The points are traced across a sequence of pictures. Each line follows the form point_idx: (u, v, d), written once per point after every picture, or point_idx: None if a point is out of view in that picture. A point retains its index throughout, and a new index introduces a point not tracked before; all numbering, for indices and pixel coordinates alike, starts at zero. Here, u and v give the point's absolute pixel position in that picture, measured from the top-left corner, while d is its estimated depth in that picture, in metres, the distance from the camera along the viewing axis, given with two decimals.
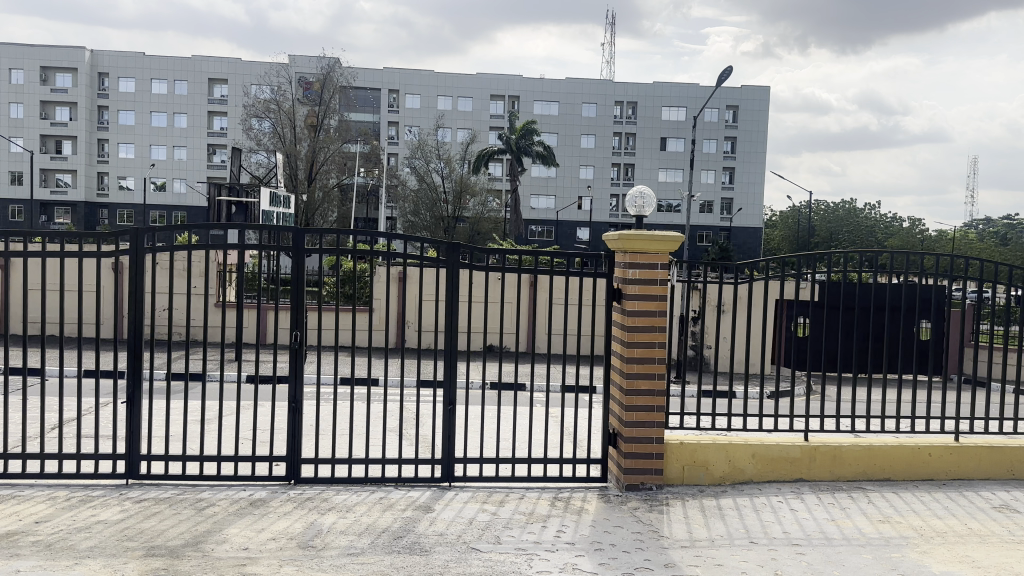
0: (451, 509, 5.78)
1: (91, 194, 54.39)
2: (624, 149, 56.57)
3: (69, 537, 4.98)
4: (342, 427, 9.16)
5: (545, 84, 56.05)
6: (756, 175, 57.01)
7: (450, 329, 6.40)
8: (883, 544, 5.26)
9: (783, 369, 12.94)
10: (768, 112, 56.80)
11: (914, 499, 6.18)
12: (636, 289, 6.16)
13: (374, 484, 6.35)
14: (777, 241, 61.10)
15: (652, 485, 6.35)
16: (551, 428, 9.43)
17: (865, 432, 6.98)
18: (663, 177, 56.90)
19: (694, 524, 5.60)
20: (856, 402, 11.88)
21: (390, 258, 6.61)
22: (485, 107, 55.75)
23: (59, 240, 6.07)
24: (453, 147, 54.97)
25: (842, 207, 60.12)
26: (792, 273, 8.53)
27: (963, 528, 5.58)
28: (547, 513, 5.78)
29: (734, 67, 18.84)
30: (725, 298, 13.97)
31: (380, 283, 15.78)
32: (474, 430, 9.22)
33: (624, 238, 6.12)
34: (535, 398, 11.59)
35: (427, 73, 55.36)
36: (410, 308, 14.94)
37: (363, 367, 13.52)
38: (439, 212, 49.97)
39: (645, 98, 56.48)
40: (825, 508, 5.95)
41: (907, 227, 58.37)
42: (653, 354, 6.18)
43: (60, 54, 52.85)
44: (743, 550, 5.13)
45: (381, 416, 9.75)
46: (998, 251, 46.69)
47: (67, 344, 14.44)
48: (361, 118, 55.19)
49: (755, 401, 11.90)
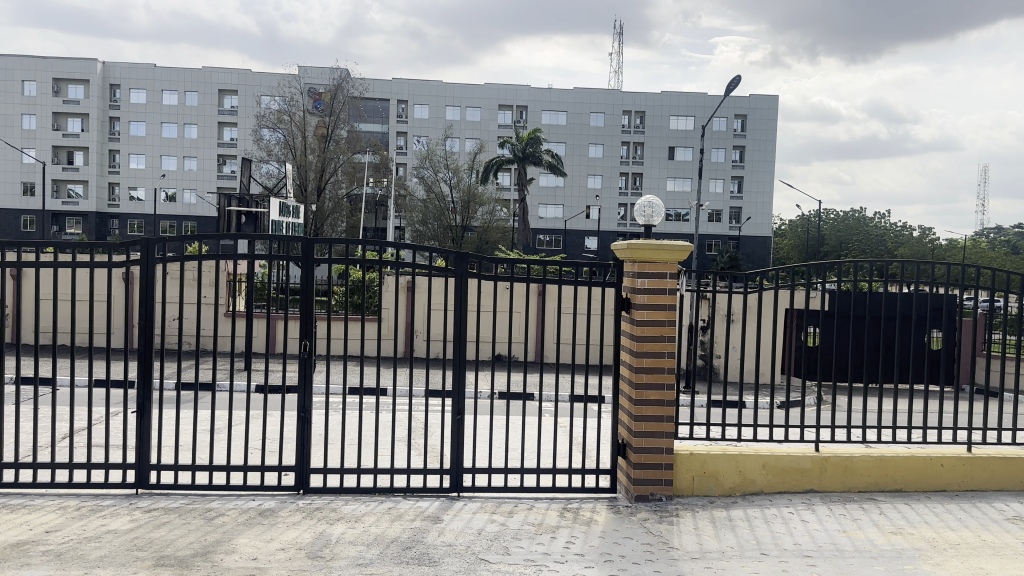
0: (460, 520, 5.75)
1: (103, 204, 54.68)
2: (632, 158, 56.65)
3: (78, 546, 4.98)
4: (349, 437, 9.16)
5: (553, 94, 56.31)
6: (765, 185, 56.91)
7: (459, 339, 6.34)
8: (894, 556, 5.21)
9: (793, 380, 12.99)
10: (776, 121, 56.80)
11: (927, 511, 6.11)
12: (645, 299, 6.13)
13: (382, 495, 6.33)
14: (786, 249, 60.77)
15: (661, 496, 6.32)
16: (560, 439, 9.44)
17: (876, 443, 6.92)
18: (671, 186, 57.01)
19: (705, 535, 5.57)
20: (865, 412, 11.97)
21: (398, 267, 6.60)
22: (493, 117, 56.03)
23: (68, 250, 6.11)
24: (461, 157, 55.22)
25: (852, 216, 59.87)
26: (802, 283, 8.32)
27: (976, 540, 5.52)
28: (556, 523, 5.76)
29: (742, 77, 18.93)
30: (735, 307, 14.06)
31: (389, 293, 16.00)
32: (482, 440, 9.21)
33: (632, 248, 6.13)
34: (542, 408, 11.61)
35: (435, 83, 55.69)
36: (418, 317, 15.08)
37: (372, 378, 13.58)
38: (448, 221, 50.16)
39: (653, 108, 56.57)
40: (836, 520, 5.90)
41: (918, 237, 58.03)
42: (662, 365, 6.16)
43: (73, 66, 53.38)
44: (754, 561, 5.09)
45: (389, 426, 9.79)
46: (1008, 261, 46.36)
47: (81, 354, 14.56)
48: (370, 129, 55.54)
49: (764, 411, 11.96)
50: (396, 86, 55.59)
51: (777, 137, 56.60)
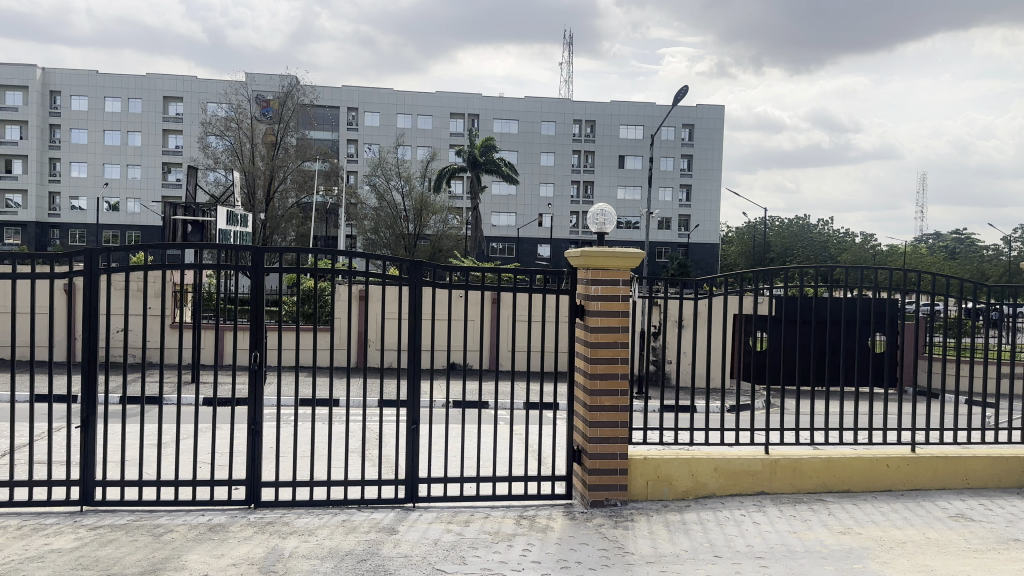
0: (415, 530, 5.71)
1: (42, 214, 53.03)
2: (583, 167, 57.20)
3: (20, 567, 4.80)
4: (301, 449, 9.01)
5: (505, 102, 56.48)
6: (713, 193, 57.97)
7: (411, 347, 6.28)
8: (843, 556, 5.33)
9: (742, 384, 13.27)
10: (723, 130, 57.93)
11: (873, 511, 6.28)
12: (598, 305, 6.19)
13: (336, 507, 6.24)
14: (734, 256, 61.92)
15: (617, 501, 6.36)
16: (515, 448, 9.46)
17: (824, 444, 7.08)
18: (622, 194, 57.67)
19: (659, 539, 5.63)
20: (812, 414, 12.29)
21: (351, 275, 6.50)
22: (444, 125, 55.97)
23: (7, 261, 5.90)
24: (413, 165, 55.01)
25: (796, 223, 61.23)
26: (750, 288, 8.42)
27: (921, 538, 5.69)
28: (512, 531, 5.76)
29: (688, 88, 19.22)
30: (686, 313, 14.29)
31: (340, 302, 15.86)
32: (436, 450, 9.17)
33: (586, 255, 6.18)
34: (497, 416, 11.60)
35: (386, 91, 55.43)
36: (371, 326, 14.99)
37: (323, 389, 13.40)
38: (400, 230, 49.87)
39: (604, 117, 57.24)
40: (786, 521, 6.02)
41: (860, 242, 59.69)
42: (615, 371, 6.22)
43: (10, 72, 51.81)
44: (708, 564, 5.16)
45: (341, 438, 9.67)
46: (946, 266, 47.91)
47: (20, 369, 14.07)
48: (320, 136, 54.96)
49: (715, 415, 12.21)
50: (345, 94, 55.13)
51: (723, 146, 57.72)
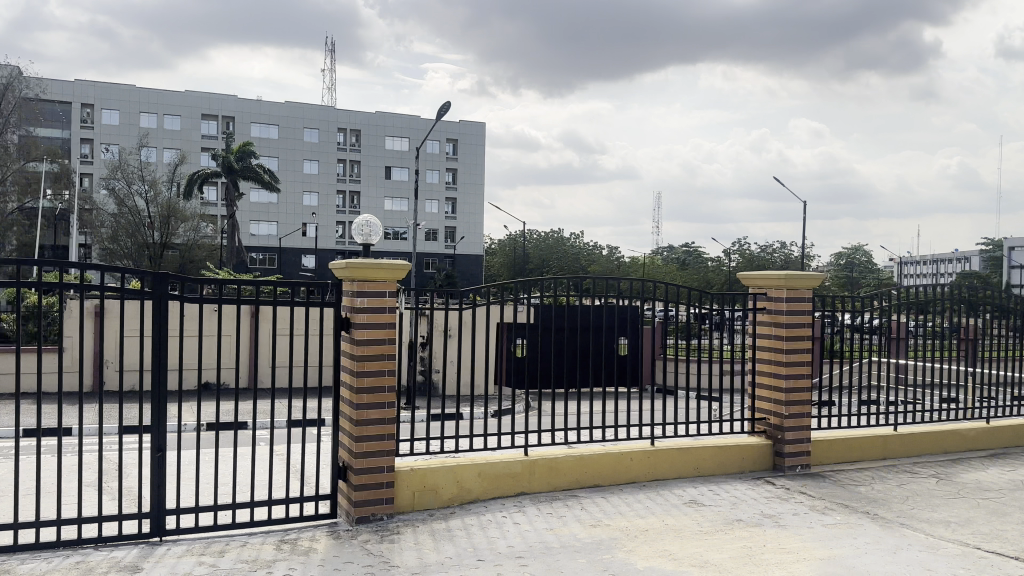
0: (162, 567, 5.23)
1: None
2: (349, 177, 56.41)
3: None
4: (21, 487, 7.88)
5: (264, 106, 53.99)
6: (476, 206, 59.89)
7: (157, 367, 5.74)
8: (594, 548, 5.72)
9: (504, 390, 13.79)
10: (485, 146, 60.07)
11: (620, 503, 6.81)
12: (365, 318, 6.09)
13: (65, 550, 5.52)
14: (497, 267, 64.35)
15: (382, 515, 6.30)
16: (277, 468, 9.04)
17: (578, 444, 7.55)
18: (388, 206, 57.56)
19: (425, 549, 5.66)
20: (567, 416, 13.08)
21: (83, 288, 5.79)
22: (195, 126, 52.17)
23: None
24: (160, 168, 50.76)
25: (552, 236, 65.06)
26: (510, 298, 8.75)
27: (660, 525, 6.26)
28: (272, 557, 5.48)
29: (452, 104, 19.65)
30: (450, 323, 14.55)
31: (72, 319, 14.17)
32: (188, 477, 8.48)
33: (351, 267, 6.05)
34: (258, 436, 11.00)
35: (128, 87, 50.64)
36: (110, 345, 13.55)
37: (50, 417, 11.86)
38: (142, 239, 44.52)
39: (369, 128, 56.83)
40: (544, 519, 6.34)
41: (608, 255, 64.80)
42: (381, 384, 6.16)
43: None
44: (471, 569, 5.27)
45: (74, 471, 8.62)
46: (681, 277, 53.48)
47: None
48: (46, 133, 48.89)
49: (479, 422, 12.55)
50: (78, 88, 49.65)
51: (485, 161, 59.88)
